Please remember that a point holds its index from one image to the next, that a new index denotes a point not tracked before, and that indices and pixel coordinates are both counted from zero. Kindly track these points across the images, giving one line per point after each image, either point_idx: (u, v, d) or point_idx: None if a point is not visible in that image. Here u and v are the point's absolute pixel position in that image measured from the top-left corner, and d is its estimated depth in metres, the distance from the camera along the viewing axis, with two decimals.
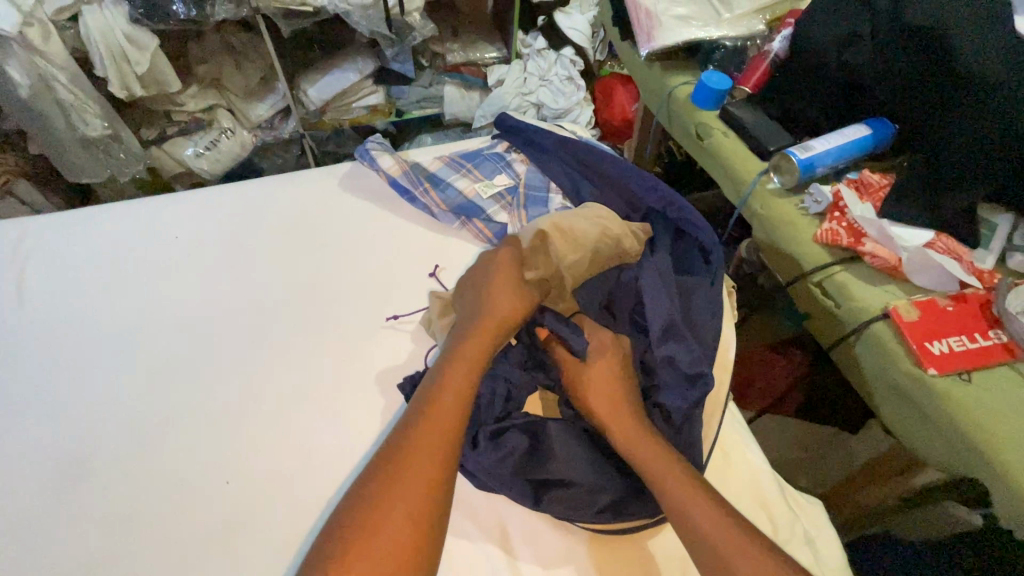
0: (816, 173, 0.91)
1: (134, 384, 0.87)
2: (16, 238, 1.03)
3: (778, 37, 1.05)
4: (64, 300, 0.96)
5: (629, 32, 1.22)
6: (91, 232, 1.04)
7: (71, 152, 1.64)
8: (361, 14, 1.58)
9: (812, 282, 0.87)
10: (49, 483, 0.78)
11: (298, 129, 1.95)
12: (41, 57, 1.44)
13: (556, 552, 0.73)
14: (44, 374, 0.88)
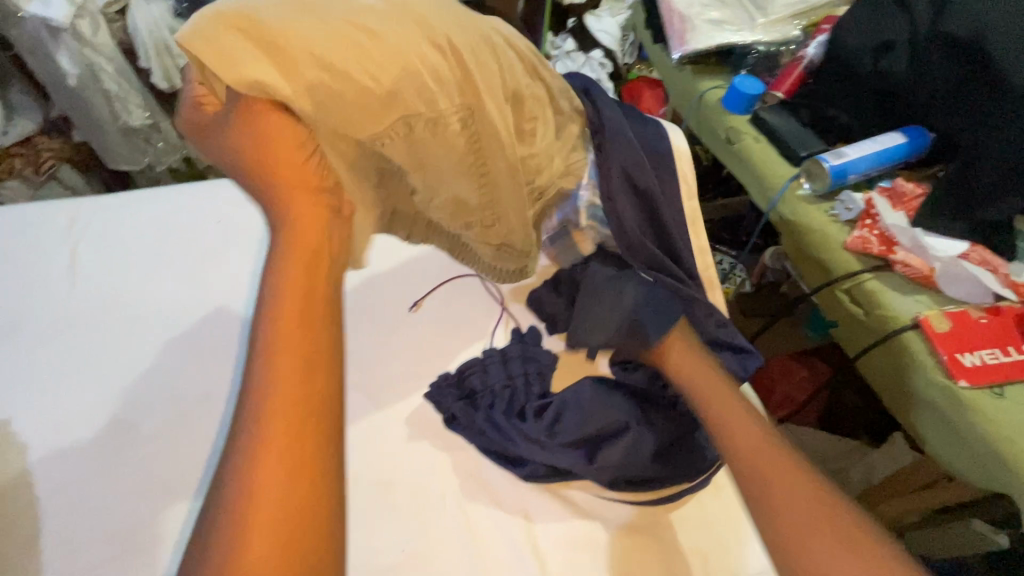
0: (848, 180, 0.90)
1: (182, 373, 0.85)
2: (57, 215, 1.01)
3: (812, 43, 1.04)
4: (113, 284, 0.93)
5: (661, 35, 1.23)
6: (122, 213, 1.01)
7: (114, 143, 1.69)
8: None
9: (839, 290, 0.86)
10: (82, 464, 0.78)
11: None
12: (89, 47, 1.49)
13: (579, 536, 0.75)
14: (93, 359, 0.86)
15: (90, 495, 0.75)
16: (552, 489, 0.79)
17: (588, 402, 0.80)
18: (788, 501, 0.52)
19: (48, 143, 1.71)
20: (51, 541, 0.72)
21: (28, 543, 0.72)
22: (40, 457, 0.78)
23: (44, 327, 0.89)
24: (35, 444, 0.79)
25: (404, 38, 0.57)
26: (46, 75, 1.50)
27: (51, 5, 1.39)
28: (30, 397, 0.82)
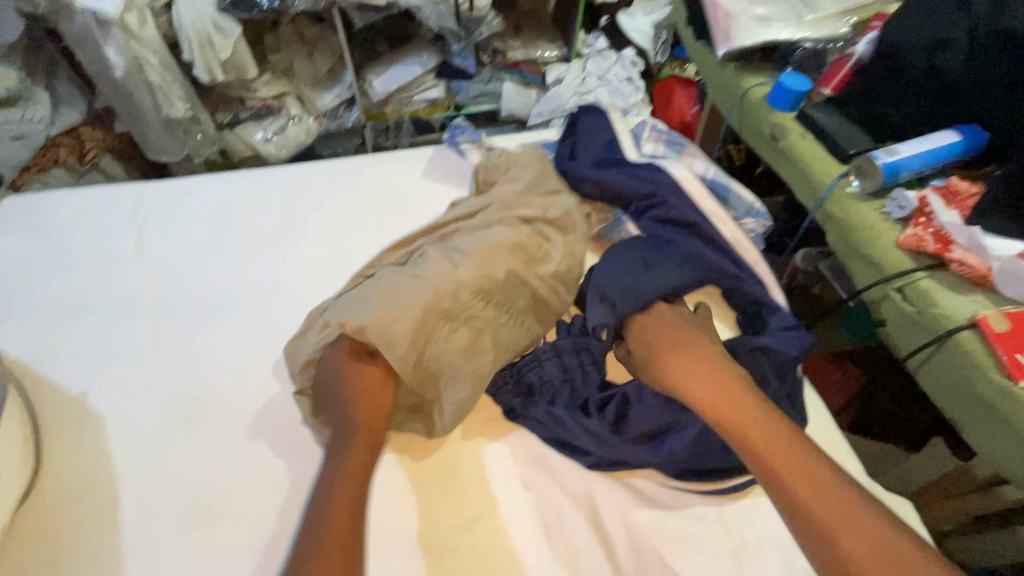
0: (900, 178, 0.89)
1: (177, 400, 0.64)
2: (130, 204, 0.80)
3: (862, 41, 1.03)
4: (92, 270, 0.73)
5: (704, 33, 1.22)
6: (253, 192, 0.83)
7: (155, 133, 1.72)
8: (431, 10, 1.63)
9: (891, 288, 0.86)
10: (182, 465, 0.60)
11: (361, 119, 1.99)
12: (136, 40, 1.52)
13: (647, 524, 0.68)
14: (63, 363, 0.65)
15: (193, 494, 0.58)
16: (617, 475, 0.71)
17: (654, 397, 0.73)
18: (856, 554, 0.51)
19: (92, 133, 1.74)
20: (145, 550, 0.55)
21: (118, 543, 0.55)
22: (127, 458, 0.60)
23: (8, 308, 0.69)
24: (125, 437, 0.61)
25: (476, 265, 0.70)
26: (93, 66, 1.54)
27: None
28: (110, 384, 0.64)
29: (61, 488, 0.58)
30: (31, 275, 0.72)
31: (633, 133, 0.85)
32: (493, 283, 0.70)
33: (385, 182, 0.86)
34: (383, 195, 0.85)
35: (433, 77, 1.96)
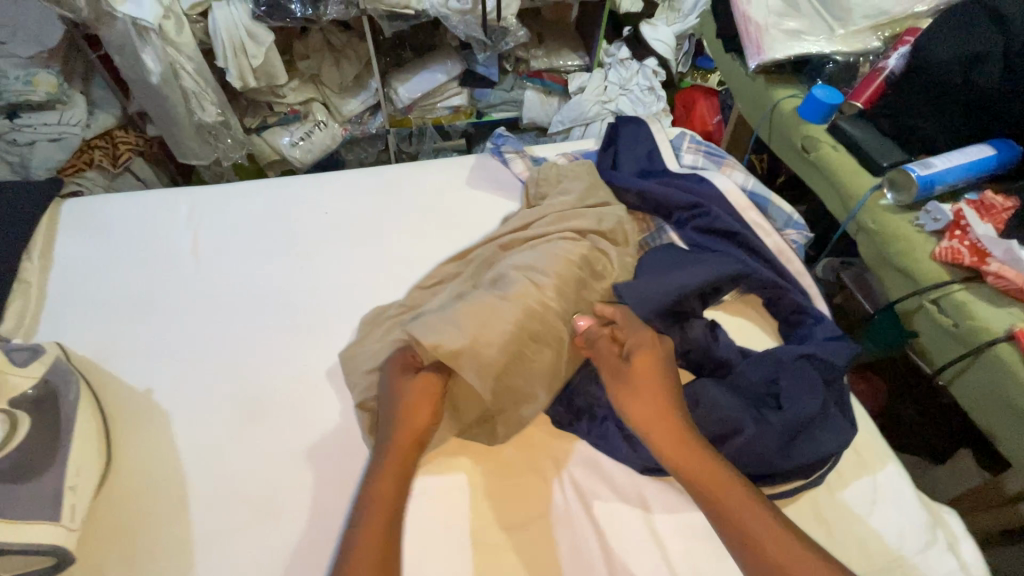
0: (934, 190, 0.90)
1: (237, 398, 0.65)
2: (185, 209, 0.82)
3: (894, 54, 1.04)
4: (155, 266, 0.76)
5: (734, 46, 1.24)
6: (306, 195, 0.85)
7: (185, 138, 1.75)
8: (459, 20, 1.65)
9: (927, 299, 0.87)
10: (246, 458, 0.61)
11: (385, 125, 2.02)
12: (173, 47, 1.57)
13: (695, 525, 0.65)
14: (134, 352, 0.68)
15: (257, 486, 0.59)
16: (663, 478, 0.68)
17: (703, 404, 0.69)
18: None
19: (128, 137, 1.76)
20: (213, 539, 0.56)
21: (188, 532, 0.56)
22: (193, 452, 0.61)
23: (82, 291, 0.73)
24: (191, 432, 0.62)
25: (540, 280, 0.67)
26: (129, 71, 1.57)
27: (142, 5, 1.47)
28: (176, 381, 0.66)
29: (133, 479, 0.59)
30: (95, 276, 0.74)
31: (672, 144, 0.86)
32: (564, 295, 0.67)
33: (429, 187, 0.88)
34: (430, 204, 0.86)
35: (456, 85, 1.98)
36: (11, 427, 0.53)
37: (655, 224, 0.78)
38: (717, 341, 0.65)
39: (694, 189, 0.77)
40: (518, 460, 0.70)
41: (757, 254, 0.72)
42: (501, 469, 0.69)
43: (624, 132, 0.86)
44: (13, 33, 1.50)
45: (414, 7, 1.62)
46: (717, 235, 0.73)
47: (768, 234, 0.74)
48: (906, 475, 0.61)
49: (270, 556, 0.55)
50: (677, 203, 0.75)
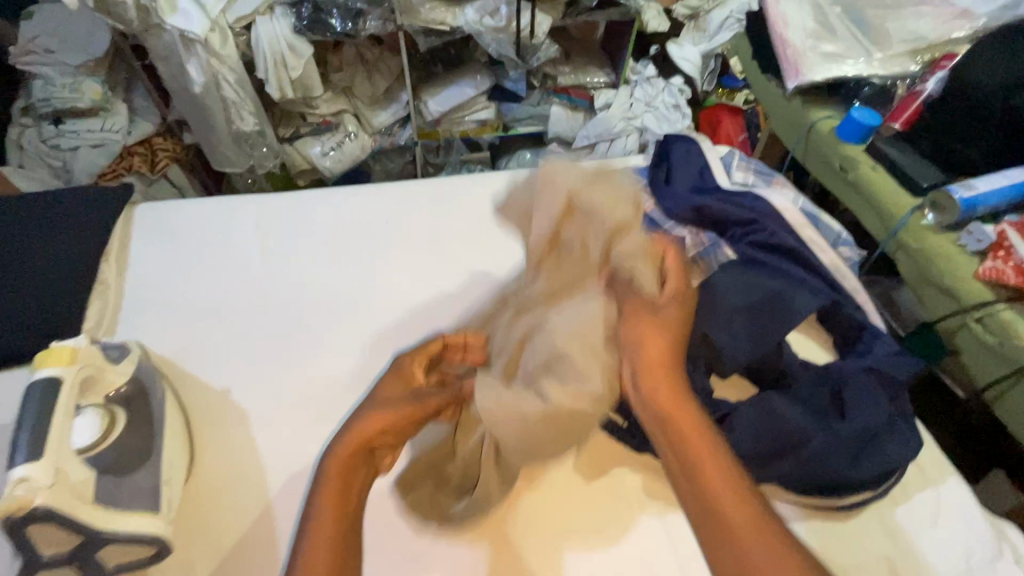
0: (977, 212, 0.91)
1: (307, 400, 0.67)
2: (251, 217, 0.84)
3: (931, 78, 1.06)
4: (222, 270, 0.78)
5: (770, 67, 1.27)
6: (363, 203, 0.88)
7: (224, 147, 1.64)
8: (492, 37, 1.56)
9: (971, 318, 0.88)
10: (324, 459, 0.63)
11: (413, 138, 1.92)
12: (217, 59, 1.46)
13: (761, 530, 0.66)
14: (210, 353, 0.70)
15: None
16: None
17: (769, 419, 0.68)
18: None
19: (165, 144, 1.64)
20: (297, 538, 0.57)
21: (272, 532, 0.58)
22: (274, 455, 0.63)
23: (152, 292, 0.76)
24: (268, 433, 0.64)
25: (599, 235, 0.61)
26: (173, 80, 1.48)
27: (191, 17, 1.38)
28: (252, 384, 0.68)
29: (217, 480, 0.61)
30: (170, 279, 0.77)
31: (723, 161, 0.89)
32: None
33: (485, 199, 0.90)
34: (480, 215, 0.88)
35: (484, 100, 1.89)
36: (110, 421, 0.53)
37: (708, 237, 0.80)
38: (782, 354, 0.67)
39: (751, 203, 0.79)
40: (579, 463, 0.71)
41: (814, 271, 0.73)
42: (564, 472, 0.71)
43: (676, 146, 0.89)
44: (60, 41, 1.44)
45: (449, 23, 1.53)
46: (779, 252, 0.74)
47: (823, 249, 0.77)
48: (968, 487, 0.63)
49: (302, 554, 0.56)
50: (733, 216, 0.78)
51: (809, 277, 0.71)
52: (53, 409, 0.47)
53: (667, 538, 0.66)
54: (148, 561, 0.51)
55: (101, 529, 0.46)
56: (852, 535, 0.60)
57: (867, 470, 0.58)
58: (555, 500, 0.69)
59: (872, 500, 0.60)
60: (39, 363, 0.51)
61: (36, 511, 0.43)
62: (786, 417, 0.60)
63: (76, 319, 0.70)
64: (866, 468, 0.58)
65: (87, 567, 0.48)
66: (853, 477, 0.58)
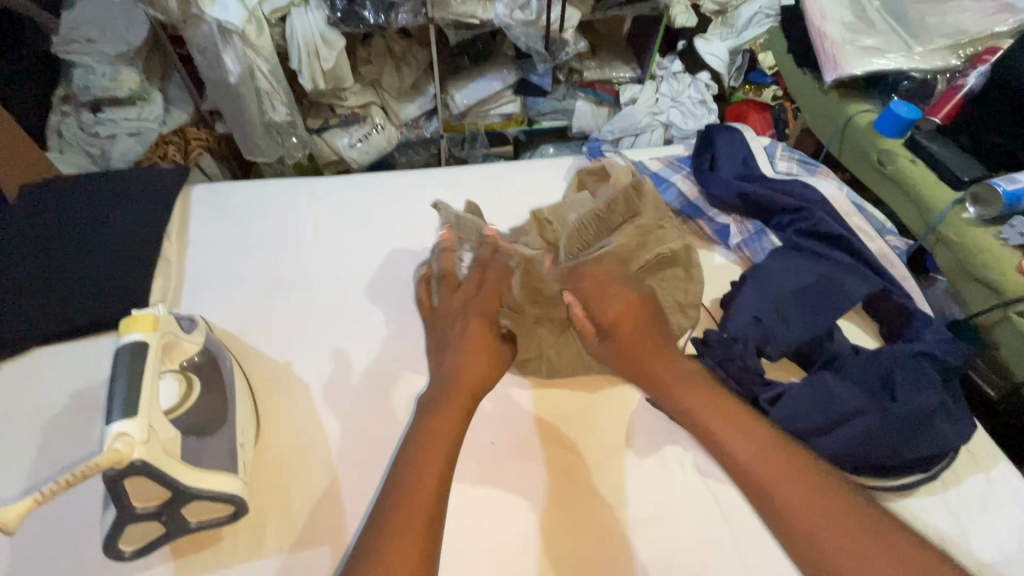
0: (1020, 206, 0.91)
1: (362, 380, 0.69)
2: (304, 200, 0.87)
3: (972, 73, 1.06)
4: (277, 252, 0.81)
5: (806, 61, 1.27)
6: (410, 189, 0.90)
7: (254, 135, 1.56)
8: (522, 31, 1.47)
9: (1013, 311, 0.88)
10: (385, 431, 0.65)
11: (439, 131, 1.80)
12: (252, 50, 1.39)
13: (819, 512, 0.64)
14: (271, 333, 0.72)
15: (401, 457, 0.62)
16: None
17: None
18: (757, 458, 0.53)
19: (199, 133, 1.59)
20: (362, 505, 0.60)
21: (336, 500, 0.60)
22: (335, 428, 0.65)
23: (210, 270, 0.79)
24: (332, 405, 0.66)
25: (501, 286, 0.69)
26: (209, 71, 1.42)
27: (229, 8, 1.32)
28: (312, 357, 0.70)
29: (283, 447, 0.63)
30: (229, 260, 0.80)
31: (766, 152, 0.90)
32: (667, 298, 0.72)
33: (532, 185, 0.92)
34: (521, 199, 0.90)
35: (510, 93, 1.76)
36: (187, 386, 0.56)
37: (753, 225, 0.81)
38: (833, 338, 0.68)
39: (799, 192, 0.80)
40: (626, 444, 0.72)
41: (862, 259, 0.74)
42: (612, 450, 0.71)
43: (719, 137, 0.89)
44: (99, 30, 1.39)
45: (480, 17, 1.44)
46: (823, 234, 0.75)
47: (871, 239, 0.77)
48: (1020, 474, 0.63)
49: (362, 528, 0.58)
50: (778, 205, 0.79)
51: (848, 256, 0.73)
52: (141, 372, 0.50)
53: (720, 518, 0.66)
54: (224, 521, 0.54)
55: (189, 486, 0.49)
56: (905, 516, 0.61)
57: (914, 451, 0.60)
58: (607, 475, 0.69)
59: (920, 484, 0.62)
60: (125, 329, 0.54)
61: (133, 465, 0.46)
62: (840, 397, 0.61)
63: (142, 292, 0.74)
64: (915, 449, 0.60)
65: (171, 521, 0.51)
66: (902, 456, 0.60)
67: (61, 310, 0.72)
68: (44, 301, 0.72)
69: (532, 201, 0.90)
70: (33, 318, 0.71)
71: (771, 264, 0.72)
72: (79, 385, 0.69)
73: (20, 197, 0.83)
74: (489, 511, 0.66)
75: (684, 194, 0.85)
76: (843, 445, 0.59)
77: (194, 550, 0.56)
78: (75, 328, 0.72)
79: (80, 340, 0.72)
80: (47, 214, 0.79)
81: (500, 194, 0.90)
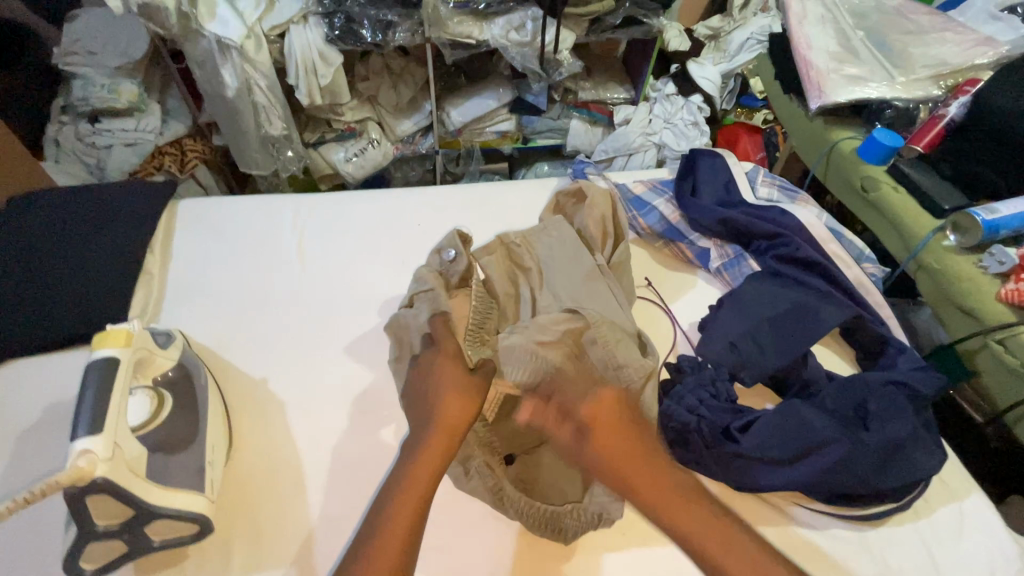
0: (999, 235, 0.92)
1: (338, 397, 0.69)
2: (290, 215, 0.88)
3: (954, 103, 1.08)
4: (262, 267, 0.81)
5: (793, 87, 1.29)
6: (398, 208, 0.91)
7: (251, 148, 1.57)
8: (517, 51, 1.49)
9: (993, 339, 0.88)
10: (359, 448, 0.64)
11: (434, 147, 1.81)
12: (251, 65, 1.41)
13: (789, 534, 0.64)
14: (250, 346, 0.73)
15: (375, 475, 0.63)
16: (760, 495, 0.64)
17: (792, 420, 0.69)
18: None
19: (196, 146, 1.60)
20: (331, 525, 0.59)
21: (305, 518, 0.60)
22: (309, 444, 0.65)
23: (192, 281, 0.79)
24: (307, 422, 0.66)
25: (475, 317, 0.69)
26: (208, 85, 1.44)
27: (229, 24, 1.34)
28: (291, 373, 0.70)
29: (254, 465, 0.63)
30: (212, 272, 0.80)
31: (748, 177, 0.91)
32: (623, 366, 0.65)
33: (518, 205, 0.93)
34: (506, 219, 0.91)
35: (506, 111, 1.77)
36: (158, 403, 0.55)
37: (733, 248, 0.82)
38: (807, 363, 0.68)
39: (779, 219, 0.81)
40: None
41: (838, 285, 0.75)
42: None
43: (702, 163, 0.90)
44: (101, 44, 1.43)
45: (476, 37, 1.46)
46: (801, 262, 0.76)
47: (850, 265, 0.78)
48: (992, 503, 0.64)
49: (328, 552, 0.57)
50: (756, 232, 0.80)
51: (822, 282, 0.73)
52: (110, 387, 0.50)
53: None
54: (190, 540, 0.53)
55: (151, 504, 0.49)
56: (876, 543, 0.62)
57: (883, 481, 0.60)
58: None
59: (894, 512, 0.62)
60: (97, 344, 0.54)
61: (94, 482, 0.45)
62: (813, 426, 0.61)
63: (123, 304, 0.74)
64: (888, 477, 0.61)
65: (134, 538, 0.50)
66: (871, 485, 0.60)
67: (42, 322, 0.72)
68: (26, 312, 0.72)
69: (515, 220, 0.91)
70: (11, 329, 0.71)
71: (750, 291, 0.72)
72: (56, 397, 0.69)
73: (8, 207, 0.83)
74: (465, 530, 0.66)
75: (666, 217, 0.86)
76: (814, 472, 0.60)
77: (158, 569, 0.55)
78: (54, 339, 0.71)
79: (60, 352, 0.72)
80: (32, 225, 0.80)
81: (484, 216, 0.91)
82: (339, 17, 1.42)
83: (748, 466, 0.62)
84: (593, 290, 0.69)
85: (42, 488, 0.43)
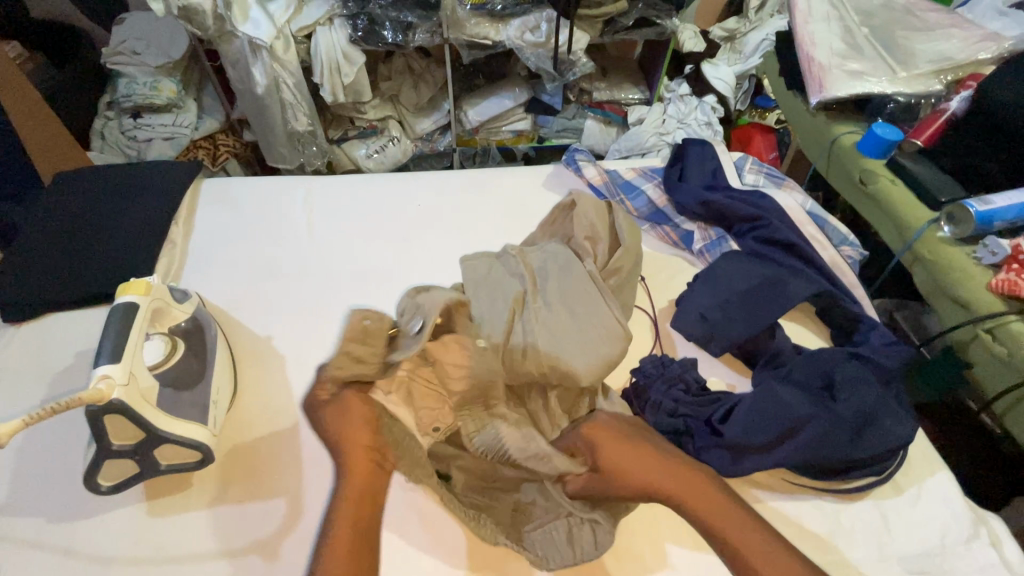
0: (993, 227, 0.92)
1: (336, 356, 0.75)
2: (301, 195, 0.95)
3: (956, 97, 1.08)
4: (272, 240, 0.88)
5: (796, 83, 1.30)
6: (403, 192, 0.96)
7: (278, 143, 1.66)
8: (532, 52, 1.55)
9: (981, 329, 0.88)
10: None
11: (452, 145, 1.89)
12: (278, 64, 1.49)
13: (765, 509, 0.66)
14: (258, 309, 0.79)
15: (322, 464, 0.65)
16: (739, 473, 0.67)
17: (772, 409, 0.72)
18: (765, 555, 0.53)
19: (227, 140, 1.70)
20: (318, 465, 0.65)
21: (297, 456, 0.66)
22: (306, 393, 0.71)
23: (205, 254, 0.87)
24: (304, 376, 0.72)
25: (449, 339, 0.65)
26: (240, 84, 1.53)
27: (260, 25, 1.43)
28: (293, 333, 0.77)
29: (255, 409, 0.69)
30: (226, 243, 0.88)
31: (735, 164, 0.94)
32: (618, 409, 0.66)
33: (515, 191, 0.97)
34: (503, 204, 0.95)
35: (522, 111, 1.83)
36: (171, 347, 0.62)
37: (716, 231, 0.85)
38: (776, 336, 0.72)
39: (760, 201, 0.84)
40: None
41: (814, 266, 0.78)
42: None
43: (691, 150, 0.94)
44: (144, 45, 1.54)
45: (492, 38, 1.52)
46: (776, 242, 0.79)
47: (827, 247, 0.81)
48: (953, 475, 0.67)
49: (314, 503, 0.63)
50: (737, 214, 0.83)
51: (795, 260, 0.77)
52: (129, 328, 0.57)
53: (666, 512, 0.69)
54: (193, 466, 0.60)
55: (161, 429, 0.56)
56: (835, 508, 0.66)
57: (862, 453, 0.63)
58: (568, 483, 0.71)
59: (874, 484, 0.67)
60: (121, 293, 0.61)
61: (112, 402, 0.52)
62: (786, 399, 0.65)
63: (148, 267, 0.82)
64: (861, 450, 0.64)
65: (144, 460, 0.57)
66: (852, 456, 0.63)
67: (77, 282, 0.80)
68: (66, 273, 0.81)
69: (510, 205, 0.95)
70: (53, 288, 0.80)
71: (723, 267, 0.76)
72: (85, 346, 0.77)
73: (53, 184, 0.92)
74: None
75: (654, 201, 0.91)
76: (798, 450, 0.62)
77: (166, 492, 0.62)
78: (88, 298, 0.80)
79: (91, 309, 0.81)
80: (72, 199, 0.89)
81: (482, 199, 0.96)
82: (362, 19, 1.50)
83: (733, 454, 0.64)
84: (589, 300, 0.68)
85: (66, 403, 0.50)
